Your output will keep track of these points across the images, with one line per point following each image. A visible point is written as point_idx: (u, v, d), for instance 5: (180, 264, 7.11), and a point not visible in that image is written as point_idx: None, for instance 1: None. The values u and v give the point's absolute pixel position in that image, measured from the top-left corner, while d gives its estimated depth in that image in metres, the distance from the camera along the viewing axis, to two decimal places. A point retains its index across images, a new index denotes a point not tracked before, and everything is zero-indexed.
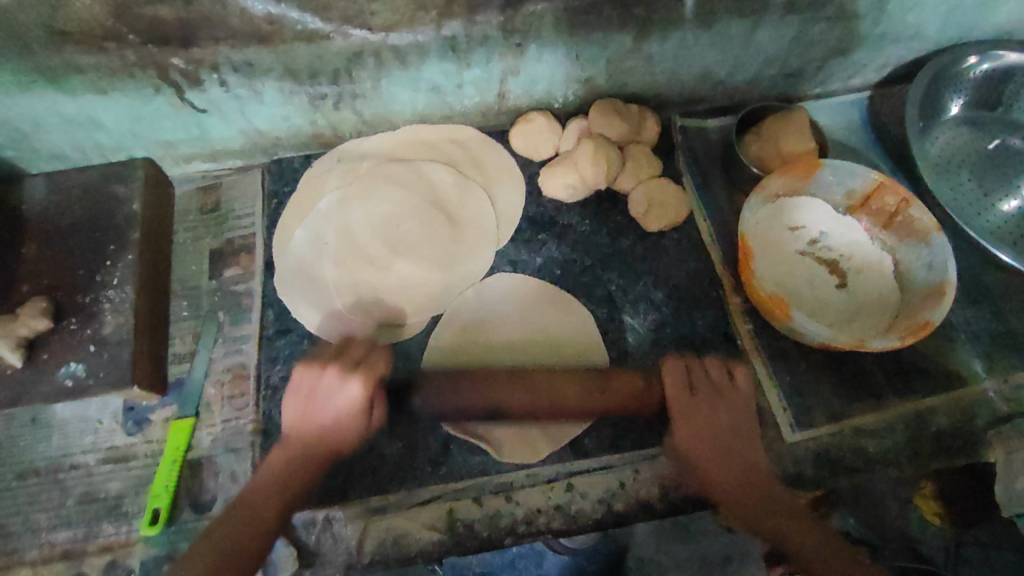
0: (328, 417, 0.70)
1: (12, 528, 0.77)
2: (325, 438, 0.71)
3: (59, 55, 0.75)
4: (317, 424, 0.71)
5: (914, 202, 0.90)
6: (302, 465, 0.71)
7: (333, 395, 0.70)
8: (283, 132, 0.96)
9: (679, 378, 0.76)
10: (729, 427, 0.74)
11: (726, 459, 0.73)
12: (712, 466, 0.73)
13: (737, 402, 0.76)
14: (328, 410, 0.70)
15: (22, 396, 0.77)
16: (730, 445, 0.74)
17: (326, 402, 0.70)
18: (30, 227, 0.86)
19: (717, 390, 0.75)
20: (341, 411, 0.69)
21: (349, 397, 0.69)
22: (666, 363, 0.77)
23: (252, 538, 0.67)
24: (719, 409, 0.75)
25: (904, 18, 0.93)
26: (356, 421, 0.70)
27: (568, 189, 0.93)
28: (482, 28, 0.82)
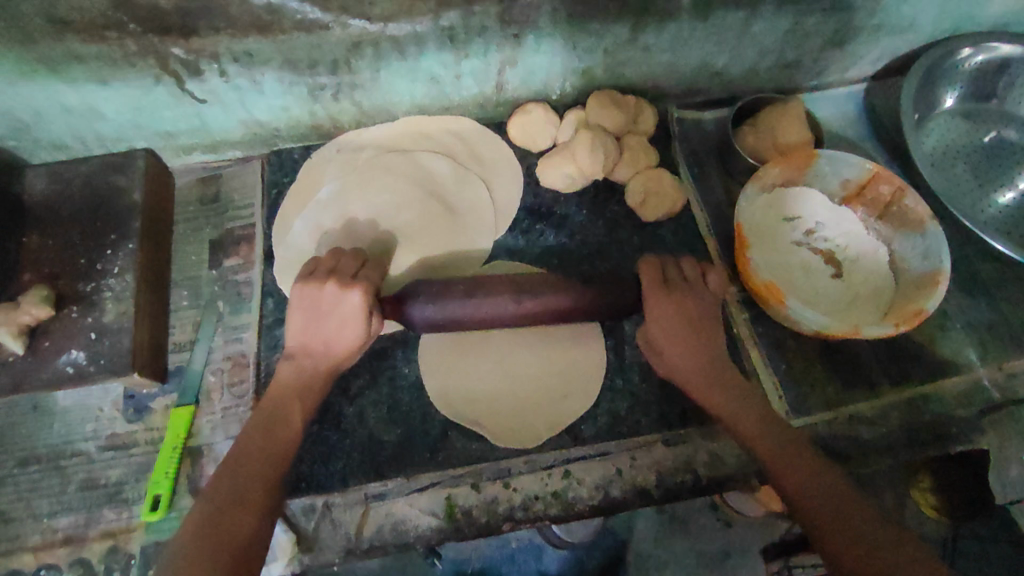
0: (332, 325, 0.74)
1: (14, 514, 0.78)
2: (327, 344, 0.74)
3: (60, 44, 0.76)
4: (322, 332, 0.74)
5: (909, 191, 0.91)
6: (310, 379, 0.74)
7: (335, 305, 0.73)
8: (282, 123, 0.96)
9: (655, 274, 0.80)
10: (703, 327, 0.79)
11: (703, 358, 0.78)
12: (698, 371, 0.77)
13: (708, 298, 0.80)
14: (332, 317, 0.73)
15: (23, 383, 0.77)
16: (703, 340, 0.79)
17: (328, 311, 0.73)
18: (31, 216, 0.86)
19: (692, 286, 0.80)
20: (343, 319, 0.73)
21: (352, 305, 0.73)
22: (641, 265, 0.81)
23: (261, 447, 0.69)
24: (695, 304, 0.79)
25: (899, 9, 0.94)
26: (358, 324, 0.73)
27: (564, 178, 0.94)
28: (479, 18, 0.82)
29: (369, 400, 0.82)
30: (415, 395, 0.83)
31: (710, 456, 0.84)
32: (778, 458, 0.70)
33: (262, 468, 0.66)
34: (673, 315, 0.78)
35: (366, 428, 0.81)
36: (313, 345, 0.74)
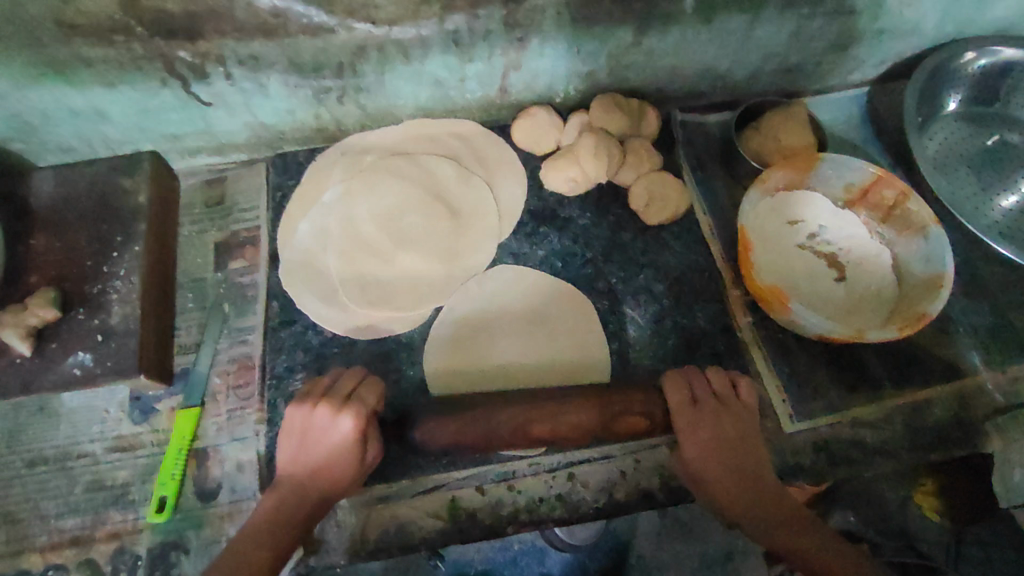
0: (324, 454, 0.70)
1: (21, 515, 0.78)
2: (323, 469, 0.71)
3: (68, 47, 0.76)
4: (307, 459, 0.71)
5: (912, 195, 0.91)
6: (304, 500, 0.70)
7: (324, 432, 0.70)
8: (287, 126, 0.97)
9: (681, 393, 0.75)
10: (734, 446, 0.73)
11: (739, 476, 0.72)
12: (736, 489, 0.71)
13: (742, 413, 0.75)
14: (321, 443, 0.70)
15: (31, 384, 0.78)
16: (742, 456, 0.73)
17: (321, 438, 0.70)
18: (38, 219, 0.87)
19: (725, 402, 0.75)
20: (337, 450, 0.70)
21: (344, 433, 0.70)
22: (664, 381, 0.77)
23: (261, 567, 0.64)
24: (730, 419, 0.74)
25: (902, 13, 0.94)
26: (350, 452, 0.70)
27: (568, 182, 0.94)
28: (484, 22, 0.83)
29: None
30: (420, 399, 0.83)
31: None
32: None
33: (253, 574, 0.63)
34: (698, 434, 0.72)
35: None
36: (302, 471, 0.71)
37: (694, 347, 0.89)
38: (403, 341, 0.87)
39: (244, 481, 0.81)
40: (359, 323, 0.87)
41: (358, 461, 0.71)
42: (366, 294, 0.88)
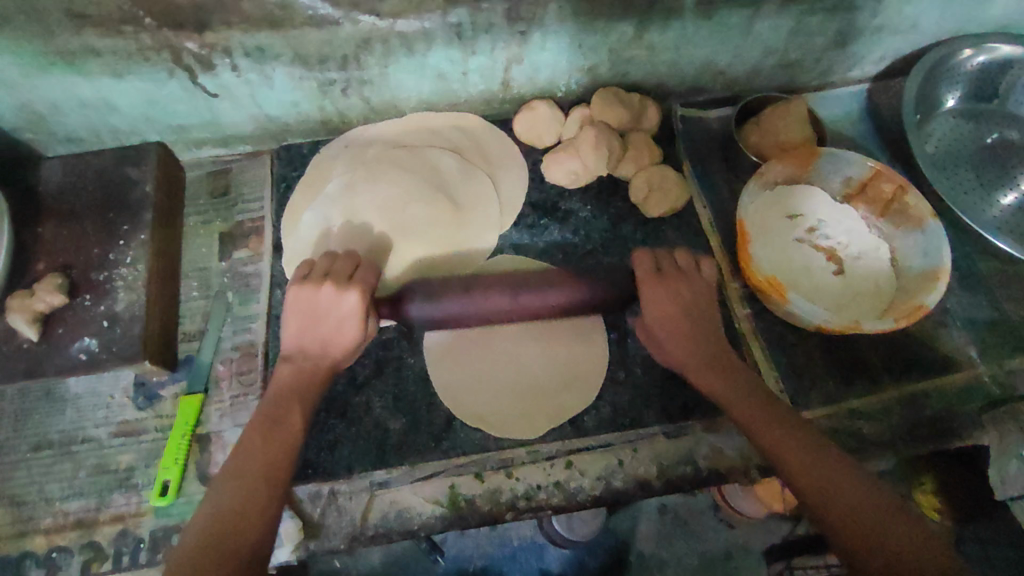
0: (329, 324, 0.76)
1: (26, 497, 0.79)
2: (324, 340, 0.76)
3: (78, 38, 0.77)
4: (316, 331, 0.76)
5: (910, 188, 0.92)
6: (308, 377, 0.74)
7: (331, 305, 0.76)
8: (292, 118, 0.98)
9: (648, 265, 0.83)
10: (697, 316, 0.80)
11: (704, 347, 0.78)
12: (699, 361, 0.77)
13: (701, 283, 0.83)
14: (330, 319, 0.76)
15: (37, 368, 0.79)
16: (700, 321, 0.80)
17: (326, 312, 0.76)
18: (45, 207, 0.88)
19: (686, 274, 0.83)
20: (341, 321, 0.76)
21: (350, 304, 0.75)
22: (634, 257, 0.85)
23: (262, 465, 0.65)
24: (689, 288, 0.81)
25: (901, 10, 0.95)
26: (356, 322, 0.76)
27: (569, 174, 0.95)
28: (487, 16, 0.84)
29: (376, 390, 0.84)
30: (421, 385, 0.84)
31: (712, 449, 0.84)
32: (836, 497, 0.62)
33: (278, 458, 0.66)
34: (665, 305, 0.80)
35: (373, 417, 0.82)
36: (304, 346, 0.76)
37: None
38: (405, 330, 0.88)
39: None
40: None
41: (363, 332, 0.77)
42: None
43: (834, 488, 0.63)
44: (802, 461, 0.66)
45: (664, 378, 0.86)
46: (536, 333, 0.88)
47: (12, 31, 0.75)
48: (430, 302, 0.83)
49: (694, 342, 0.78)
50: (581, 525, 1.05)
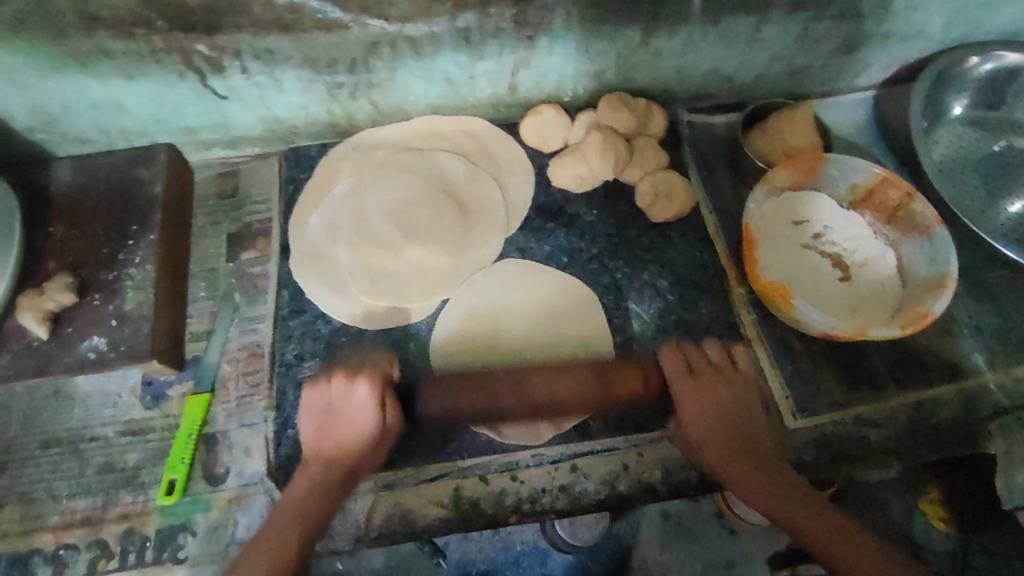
0: (345, 421, 0.77)
1: (35, 494, 0.80)
2: (348, 443, 0.76)
3: (91, 40, 0.78)
4: (334, 429, 0.77)
5: (916, 196, 0.92)
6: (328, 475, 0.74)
7: (346, 401, 0.78)
8: (300, 121, 0.98)
9: (679, 363, 0.83)
10: (729, 404, 0.81)
11: (736, 439, 0.79)
12: (727, 453, 0.77)
13: (741, 383, 0.83)
14: (343, 413, 0.77)
15: (46, 366, 0.79)
16: (733, 415, 0.80)
17: (345, 408, 0.78)
18: (56, 207, 0.89)
19: (719, 369, 0.83)
20: (355, 414, 0.77)
21: (360, 394, 0.77)
22: (663, 357, 0.84)
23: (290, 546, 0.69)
24: (726, 385, 0.82)
25: (909, 17, 0.95)
26: (367, 412, 0.77)
27: (576, 179, 0.96)
28: (495, 20, 0.85)
29: None
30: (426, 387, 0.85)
31: None
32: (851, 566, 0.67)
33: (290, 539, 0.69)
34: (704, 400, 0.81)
35: None
36: (329, 445, 0.76)
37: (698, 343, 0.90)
38: (411, 332, 0.88)
39: (252, 466, 0.82)
40: (367, 312, 0.88)
41: (376, 425, 0.77)
42: (375, 284, 0.89)
43: (819, 525, 0.70)
44: (792, 505, 0.73)
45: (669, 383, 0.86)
46: (539, 335, 0.88)
47: (27, 33, 0.76)
48: (436, 397, 0.83)
49: (724, 433, 0.79)
50: (584, 530, 1.07)
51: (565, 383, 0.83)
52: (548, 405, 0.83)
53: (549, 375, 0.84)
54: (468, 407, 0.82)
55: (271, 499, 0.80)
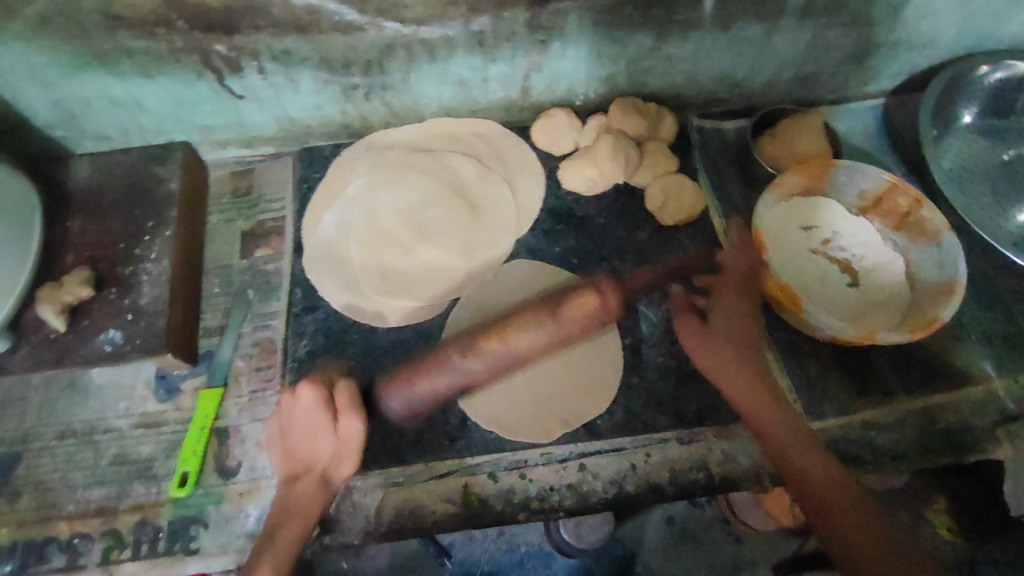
0: (304, 431, 0.76)
1: (50, 484, 0.81)
2: (319, 460, 0.75)
3: (113, 39, 0.80)
4: (295, 441, 0.77)
5: (925, 202, 0.93)
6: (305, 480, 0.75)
7: (295, 413, 0.76)
8: (315, 121, 1.00)
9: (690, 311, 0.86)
10: (727, 366, 0.83)
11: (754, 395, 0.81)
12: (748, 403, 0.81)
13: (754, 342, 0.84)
14: (298, 425, 0.76)
15: (64, 358, 0.81)
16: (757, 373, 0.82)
17: (296, 419, 0.76)
18: (75, 203, 0.90)
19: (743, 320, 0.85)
20: (308, 423, 0.76)
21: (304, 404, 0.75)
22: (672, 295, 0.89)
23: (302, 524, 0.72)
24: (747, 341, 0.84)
25: (919, 25, 0.96)
26: (319, 420, 0.75)
27: (586, 181, 0.97)
28: (508, 24, 0.86)
29: None
30: None
31: (724, 456, 0.85)
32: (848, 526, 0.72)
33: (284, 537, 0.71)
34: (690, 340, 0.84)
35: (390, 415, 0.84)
36: (296, 459, 0.76)
37: None
38: (422, 330, 0.89)
39: (263, 460, 0.83)
40: (379, 311, 0.89)
41: (332, 432, 0.75)
42: (388, 283, 0.91)
43: (840, 503, 0.74)
44: (798, 461, 0.77)
45: (677, 385, 0.87)
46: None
47: (51, 31, 0.78)
48: (392, 395, 0.79)
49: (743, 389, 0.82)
50: (589, 532, 1.06)
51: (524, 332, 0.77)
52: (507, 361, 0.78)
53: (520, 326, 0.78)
54: (437, 385, 0.78)
55: None
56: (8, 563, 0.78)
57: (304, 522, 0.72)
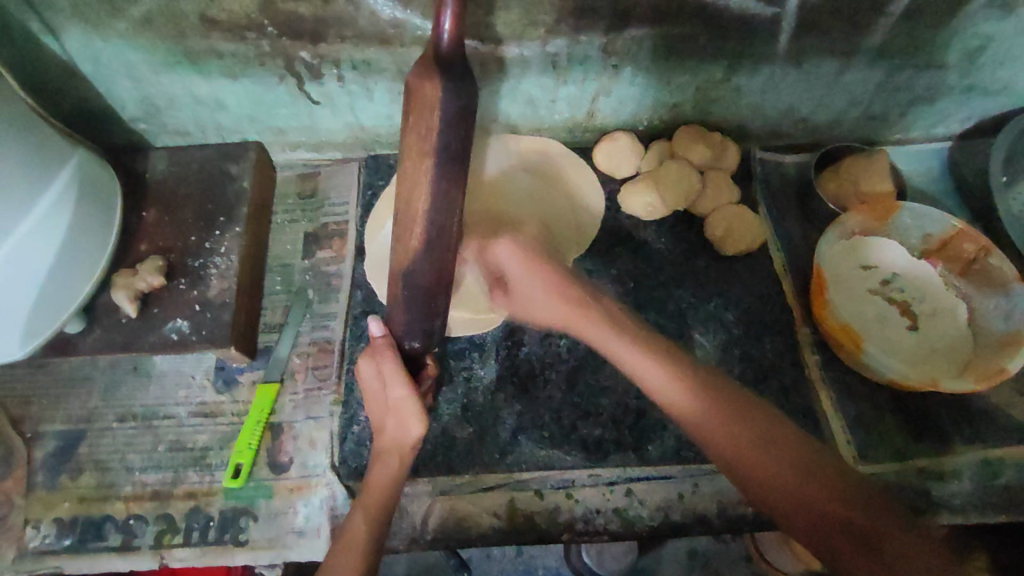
0: (374, 399, 0.74)
1: (110, 464, 0.84)
2: (386, 423, 0.74)
3: (205, 40, 0.83)
4: (372, 406, 0.75)
5: (994, 250, 0.90)
6: (386, 455, 0.73)
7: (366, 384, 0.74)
8: (383, 130, 1.02)
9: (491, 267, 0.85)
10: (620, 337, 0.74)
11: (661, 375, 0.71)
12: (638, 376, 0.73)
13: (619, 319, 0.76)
14: (371, 399, 0.75)
15: (132, 343, 0.83)
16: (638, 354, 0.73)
17: (367, 387, 0.74)
18: (151, 194, 0.93)
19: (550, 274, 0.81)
20: (375, 390, 0.73)
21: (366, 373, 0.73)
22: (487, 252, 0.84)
23: (386, 487, 0.72)
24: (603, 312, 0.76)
25: (995, 71, 0.95)
26: (379, 389, 0.73)
27: (646, 207, 0.97)
28: (584, 48, 0.87)
29: (445, 398, 0.87)
30: (488, 398, 0.87)
31: None
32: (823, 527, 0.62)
33: (376, 497, 0.71)
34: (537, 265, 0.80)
35: (440, 423, 0.85)
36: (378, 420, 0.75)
37: (761, 380, 0.90)
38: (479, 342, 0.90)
39: (315, 458, 0.84)
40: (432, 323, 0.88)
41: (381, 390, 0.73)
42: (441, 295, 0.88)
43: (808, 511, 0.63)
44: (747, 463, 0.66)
45: None
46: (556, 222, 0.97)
47: (150, 31, 0.82)
48: (395, 319, 0.71)
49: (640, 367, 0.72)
50: (610, 560, 1.03)
51: (404, 180, 0.64)
52: (405, 207, 0.65)
53: (411, 172, 0.63)
54: (398, 288, 0.69)
55: (331, 493, 0.82)
56: (67, 537, 0.81)
57: (392, 473, 0.72)
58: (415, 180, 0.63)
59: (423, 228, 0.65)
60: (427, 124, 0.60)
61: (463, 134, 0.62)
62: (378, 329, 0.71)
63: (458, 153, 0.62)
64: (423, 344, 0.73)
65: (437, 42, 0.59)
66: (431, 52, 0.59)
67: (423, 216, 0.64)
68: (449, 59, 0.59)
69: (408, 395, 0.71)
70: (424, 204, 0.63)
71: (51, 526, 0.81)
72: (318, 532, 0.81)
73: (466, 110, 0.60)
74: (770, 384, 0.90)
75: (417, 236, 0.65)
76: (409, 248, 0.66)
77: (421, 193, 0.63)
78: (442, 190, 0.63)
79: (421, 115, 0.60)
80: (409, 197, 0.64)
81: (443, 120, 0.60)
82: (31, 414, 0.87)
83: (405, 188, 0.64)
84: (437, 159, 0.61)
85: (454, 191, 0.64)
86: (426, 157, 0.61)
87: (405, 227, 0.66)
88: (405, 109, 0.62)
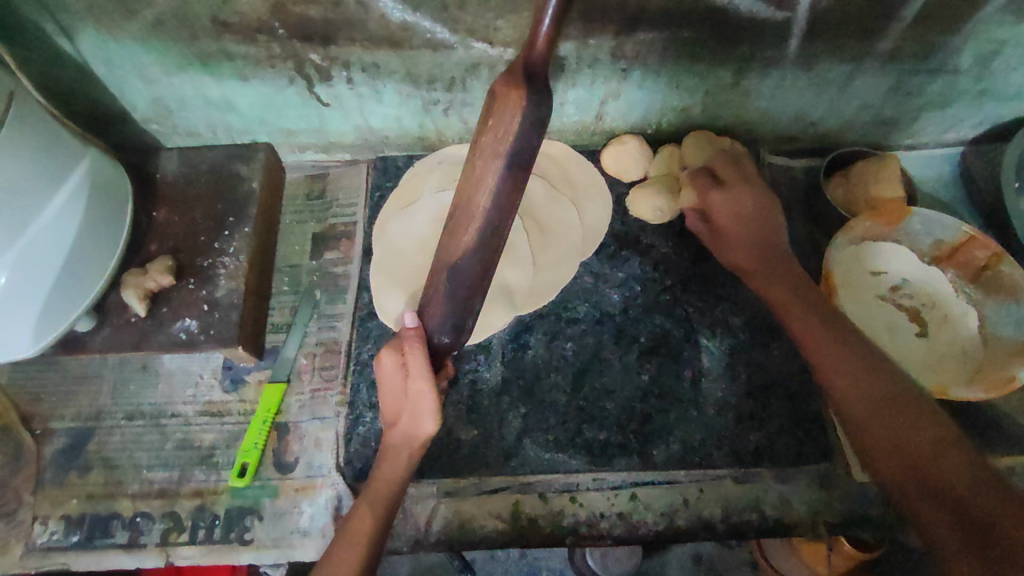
0: (393, 390, 0.74)
1: (119, 461, 0.85)
2: (401, 416, 0.74)
3: (217, 42, 0.84)
4: (389, 398, 0.75)
5: (1006, 257, 0.89)
6: (399, 451, 0.73)
7: (386, 377, 0.73)
8: (392, 132, 1.02)
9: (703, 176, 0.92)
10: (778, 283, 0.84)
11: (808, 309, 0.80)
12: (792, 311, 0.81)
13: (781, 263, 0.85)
14: (389, 393, 0.74)
15: (141, 342, 0.84)
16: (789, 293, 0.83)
17: (388, 381, 0.74)
18: (161, 194, 0.94)
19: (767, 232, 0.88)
20: (397, 383, 0.73)
21: (388, 367, 0.72)
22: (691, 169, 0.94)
23: (394, 480, 0.72)
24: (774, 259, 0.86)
25: (1008, 77, 0.94)
26: (400, 382, 0.72)
27: (654, 211, 0.96)
28: (593, 51, 0.87)
29: (450, 400, 0.87)
30: (494, 400, 0.87)
31: (779, 499, 0.84)
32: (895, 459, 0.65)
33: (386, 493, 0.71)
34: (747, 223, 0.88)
35: (445, 426, 0.86)
36: (396, 413, 0.74)
37: (768, 386, 0.88)
38: (484, 345, 0.90)
39: (320, 458, 0.85)
40: None
41: (404, 381, 0.72)
42: None
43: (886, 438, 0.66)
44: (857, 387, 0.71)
45: (737, 422, 0.86)
46: (565, 228, 0.97)
47: (163, 33, 0.82)
48: (431, 315, 0.71)
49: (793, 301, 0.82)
50: (615, 564, 1.03)
51: (471, 177, 0.66)
52: (467, 205, 0.66)
53: (477, 172, 0.66)
54: (442, 283, 0.69)
55: (335, 493, 0.83)
56: (75, 534, 0.81)
57: (401, 470, 0.73)
58: (479, 179, 0.65)
59: (480, 225, 0.66)
60: (506, 127, 0.62)
61: (535, 144, 0.64)
62: (412, 321, 0.70)
63: (527, 161, 0.65)
64: (452, 342, 0.72)
65: (530, 49, 0.61)
66: (520, 63, 0.61)
67: (484, 213, 0.65)
68: (537, 72, 0.61)
69: (428, 389, 0.71)
70: (487, 201, 0.65)
71: (59, 522, 0.82)
72: (322, 532, 0.82)
73: (543, 121, 0.63)
74: (777, 390, 0.88)
75: (473, 234, 0.66)
76: (462, 244, 0.67)
77: (485, 190, 0.65)
78: (504, 189, 0.65)
79: (503, 114, 0.62)
80: (469, 194, 0.66)
81: (522, 125, 0.62)
82: (42, 410, 0.88)
83: (469, 184, 0.66)
84: (505, 166, 0.64)
85: (515, 196, 0.66)
86: (498, 159, 0.63)
87: (461, 225, 0.67)
88: (485, 112, 0.64)
